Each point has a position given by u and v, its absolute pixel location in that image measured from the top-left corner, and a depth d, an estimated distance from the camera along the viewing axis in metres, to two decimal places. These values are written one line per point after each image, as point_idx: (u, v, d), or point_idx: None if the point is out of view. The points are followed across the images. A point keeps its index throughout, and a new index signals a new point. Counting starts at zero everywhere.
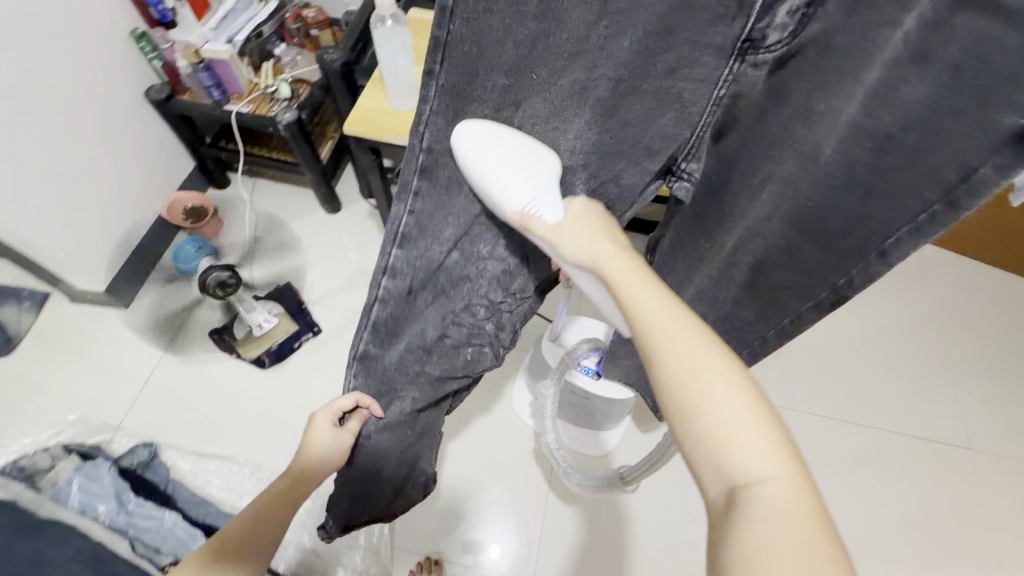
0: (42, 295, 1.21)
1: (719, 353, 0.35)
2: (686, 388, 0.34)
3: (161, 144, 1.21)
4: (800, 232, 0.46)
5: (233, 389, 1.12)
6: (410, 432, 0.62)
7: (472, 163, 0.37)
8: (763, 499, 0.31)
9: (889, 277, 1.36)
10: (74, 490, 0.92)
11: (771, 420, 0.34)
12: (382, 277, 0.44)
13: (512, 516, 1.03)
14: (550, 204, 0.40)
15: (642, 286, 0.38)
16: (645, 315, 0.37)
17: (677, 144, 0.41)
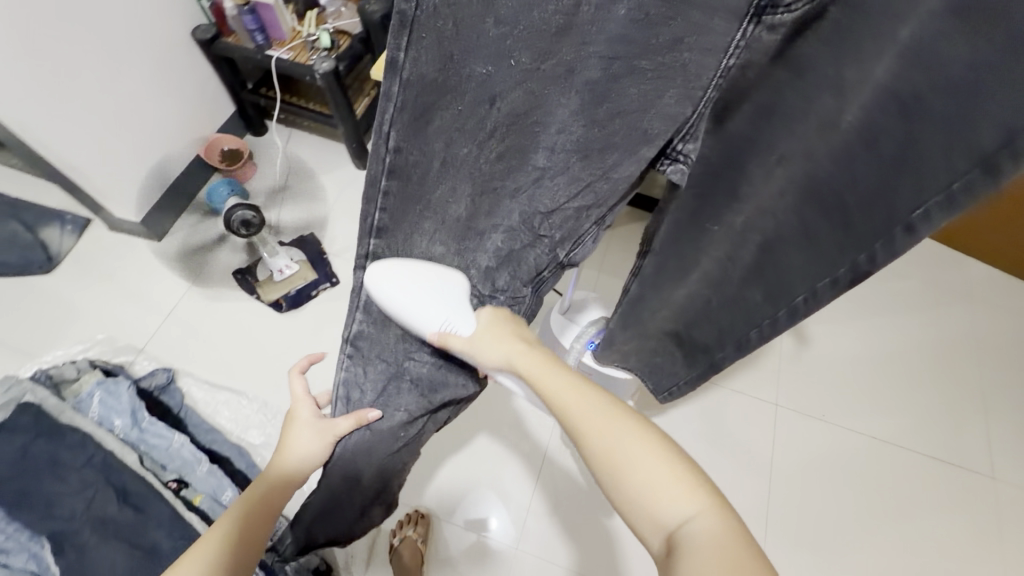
0: (84, 222, 1.28)
1: (621, 418, 0.44)
2: (606, 460, 0.42)
3: (204, 86, 1.24)
4: (802, 220, 0.41)
5: (250, 328, 1.16)
6: (396, 443, 0.66)
7: (394, 288, 0.46)
8: (692, 539, 0.38)
9: (929, 291, 1.29)
10: (94, 402, 0.96)
11: (678, 463, 0.42)
12: (362, 268, 0.46)
13: (506, 481, 1.05)
14: (463, 321, 0.50)
15: (552, 373, 0.47)
16: (558, 399, 0.46)
17: (671, 132, 0.40)
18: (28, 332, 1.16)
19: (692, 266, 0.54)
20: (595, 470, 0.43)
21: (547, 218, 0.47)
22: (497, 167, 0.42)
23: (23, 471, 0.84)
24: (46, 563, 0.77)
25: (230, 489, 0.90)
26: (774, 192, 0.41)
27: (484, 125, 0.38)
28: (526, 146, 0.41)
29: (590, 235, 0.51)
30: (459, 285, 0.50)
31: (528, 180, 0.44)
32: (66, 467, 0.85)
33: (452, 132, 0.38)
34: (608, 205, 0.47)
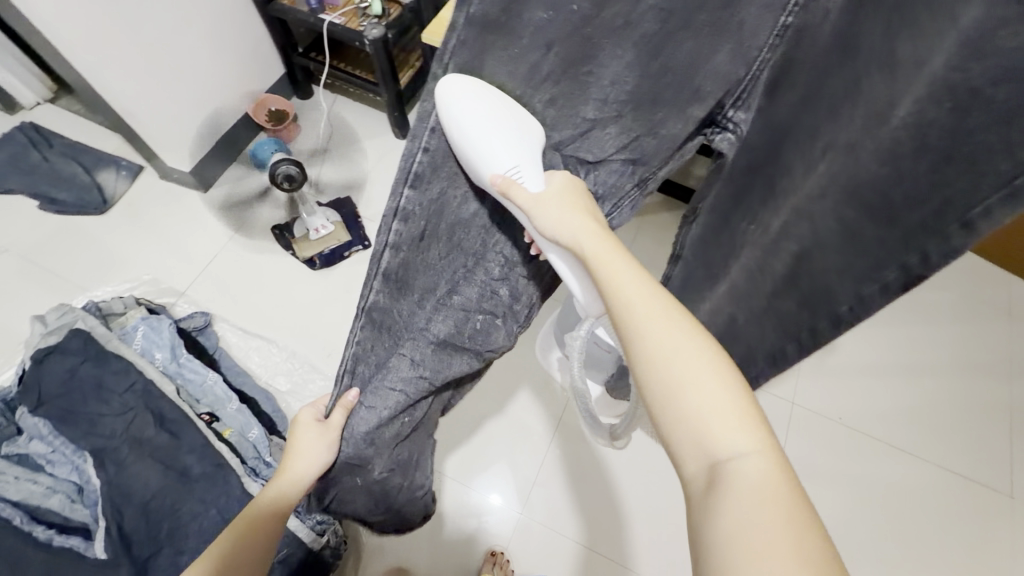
0: (137, 168, 1.34)
1: (692, 328, 0.38)
2: (666, 367, 0.36)
3: (258, 45, 1.28)
4: (843, 224, 0.37)
5: (285, 282, 1.21)
6: (403, 428, 0.61)
7: (457, 124, 0.36)
8: (744, 475, 0.33)
9: (965, 305, 1.26)
10: (138, 335, 1.02)
11: (744, 394, 0.36)
12: (393, 220, 0.39)
13: (521, 450, 1.08)
14: (531, 173, 0.41)
15: (623, 268, 0.40)
16: (625, 294, 0.39)
17: (724, 93, 0.38)
18: (82, 267, 1.23)
19: (716, 272, 0.54)
20: (639, 376, 0.38)
21: (592, 171, 0.44)
22: (546, 114, 0.39)
23: (70, 391, 0.92)
24: (85, 474, 0.86)
25: (256, 428, 0.94)
26: (798, 204, 0.39)
27: (536, 73, 0.35)
28: (575, 96, 0.37)
29: (629, 199, 0.48)
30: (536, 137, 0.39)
31: (573, 135, 0.41)
32: (109, 391, 0.91)
33: (502, 74, 0.35)
34: (654, 164, 0.45)
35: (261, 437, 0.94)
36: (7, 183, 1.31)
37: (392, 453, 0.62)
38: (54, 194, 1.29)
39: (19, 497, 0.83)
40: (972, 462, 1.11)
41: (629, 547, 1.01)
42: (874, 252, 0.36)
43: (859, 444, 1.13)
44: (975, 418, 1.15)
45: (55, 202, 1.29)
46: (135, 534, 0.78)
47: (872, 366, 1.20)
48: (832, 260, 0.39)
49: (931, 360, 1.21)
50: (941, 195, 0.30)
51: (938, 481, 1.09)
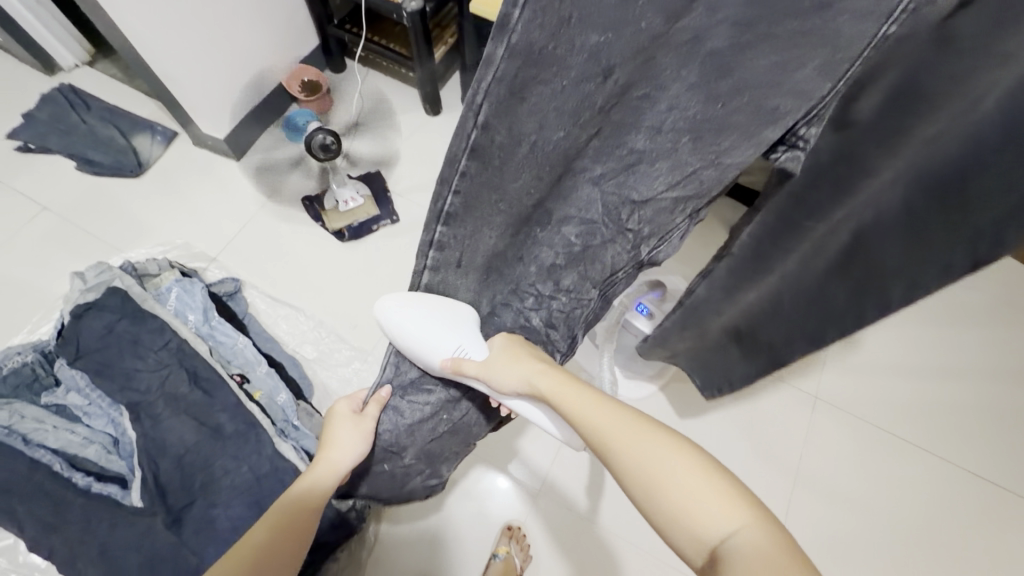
0: (172, 134, 1.35)
1: (646, 429, 0.43)
2: (638, 473, 0.41)
3: (294, 16, 1.27)
4: (907, 210, 0.36)
5: (314, 252, 1.22)
6: (440, 429, 0.62)
7: (401, 329, 0.50)
8: (736, 552, 0.35)
9: (1001, 310, 1.23)
10: (172, 297, 1.03)
11: (714, 471, 0.40)
12: (429, 249, 0.43)
13: (542, 427, 1.09)
14: (473, 345, 0.50)
15: (577, 397, 0.47)
16: (581, 418, 0.46)
17: (797, 114, 0.33)
18: (118, 228, 1.25)
19: (767, 269, 0.50)
20: (622, 486, 0.42)
21: (636, 210, 0.41)
22: (590, 145, 0.38)
23: (107, 346, 0.94)
24: (121, 427, 0.89)
25: (284, 393, 0.96)
26: (873, 198, 0.38)
27: (589, 104, 0.34)
28: (625, 123, 0.36)
29: (677, 232, 0.44)
30: (468, 318, 0.51)
31: (618, 166, 0.39)
32: (145, 348, 0.93)
33: (544, 111, 0.34)
34: (707, 198, 0.40)
35: (289, 401, 0.95)
36: (45, 144, 1.33)
37: (423, 446, 0.64)
38: (90, 155, 1.31)
39: (58, 445, 0.86)
40: (996, 468, 1.10)
41: (646, 526, 1.02)
42: (936, 240, 0.36)
43: (880, 442, 1.12)
44: (1003, 425, 1.13)
45: (92, 164, 1.31)
46: (170, 486, 0.82)
47: (901, 368, 1.18)
48: (893, 246, 0.40)
49: (963, 365, 1.18)
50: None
51: (960, 485, 1.08)
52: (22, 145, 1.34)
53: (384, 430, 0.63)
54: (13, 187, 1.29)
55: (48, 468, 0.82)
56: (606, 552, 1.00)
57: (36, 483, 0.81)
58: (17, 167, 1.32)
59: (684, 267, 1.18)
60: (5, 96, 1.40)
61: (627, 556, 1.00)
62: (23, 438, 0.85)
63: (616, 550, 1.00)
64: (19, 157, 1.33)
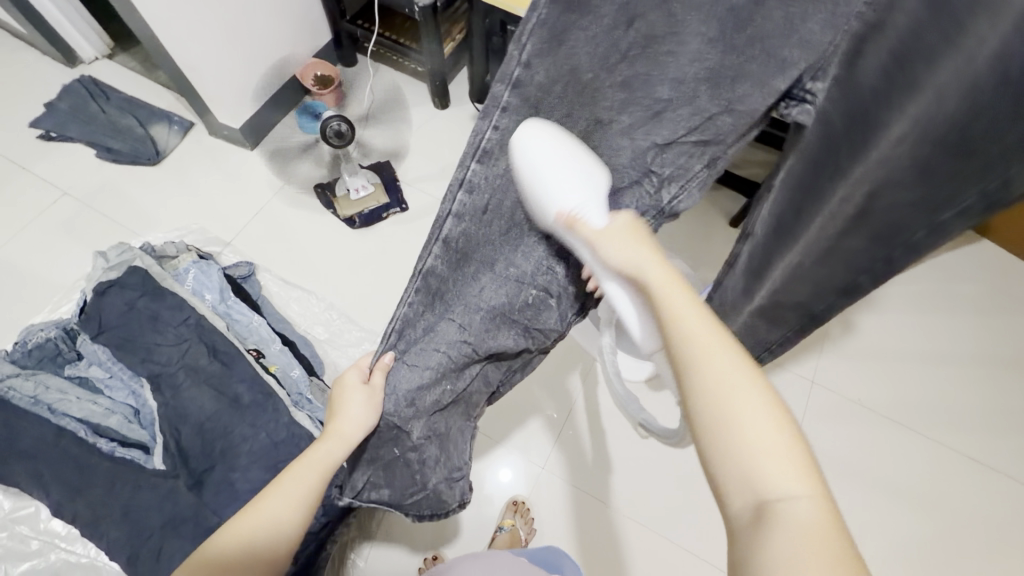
0: (189, 124, 1.40)
1: (747, 368, 0.39)
2: (720, 399, 0.38)
3: (310, 11, 1.31)
4: (918, 167, 0.34)
5: (325, 238, 1.26)
6: (447, 396, 0.60)
7: (530, 161, 0.44)
8: (791, 516, 0.33)
9: (995, 300, 1.26)
10: (189, 277, 1.07)
11: (796, 441, 0.37)
12: (459, 189, 0.47)
13: (546, 408, 1.12)
14: (596, 211, 0.48)
15: (687, 304, 0.42)
16: (683, 322, 0.41)
17: (802, 66, 0.38)
18: (135, 212, 1.30)
19: (788, 244, 0.48)
20: (691, 405, 0.39)
21: (660, 152, 0.47)
22: (616, 95, 0.43)
23: (129, 321, 0.97)
24: (142, 398, 0.93)
25: (298, 368, 1.00)
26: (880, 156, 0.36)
27: (616, 50, 0.39)
28: (650, 77, 0.41)
29: (697, 180, 0.51)
30: (602, 180, 0.48)
31: (645, 116, 0.44)
32: (165, 323, 0.97)
33: (582, 55, 0.39)
34: (726, 144, 0.47)
35: (303, 376, 0.99)
36: (66, 132, 1.37)
37: (429, 421, 0.60)
38: (110, 143, 1.35)
39: (82, 415, 0.90)
40: (988, 452, 1.13)
41: (647, 505, 1.05)
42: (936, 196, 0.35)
43: (874, 424, 1.15)
44: (999, 412, 1.16)
45: (111, 152, 1.35)
46: (190, 452, 0.86)
47: (897, 356, 1.21)
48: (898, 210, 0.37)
49: (959, 354, 1.21)
50: None
51: (953, 468, 1.11)
52: (44, 133, 1.38)
53: (389, 404, 0.59)
54: (35, 173, 1.34)
55: (74, 435, 0.87)
56: (610, 529, 1.03)
57: (62, 449, 0.86)
58: (39, 155, 1.36)
59: (684, 256, 1.22)
60: (28, 86, 1.45)
61: (627, 535, 1.03)
62: (49, 408, 0.90)
63: (621, 527, 1.03)
64: (41, 145, 1.37)
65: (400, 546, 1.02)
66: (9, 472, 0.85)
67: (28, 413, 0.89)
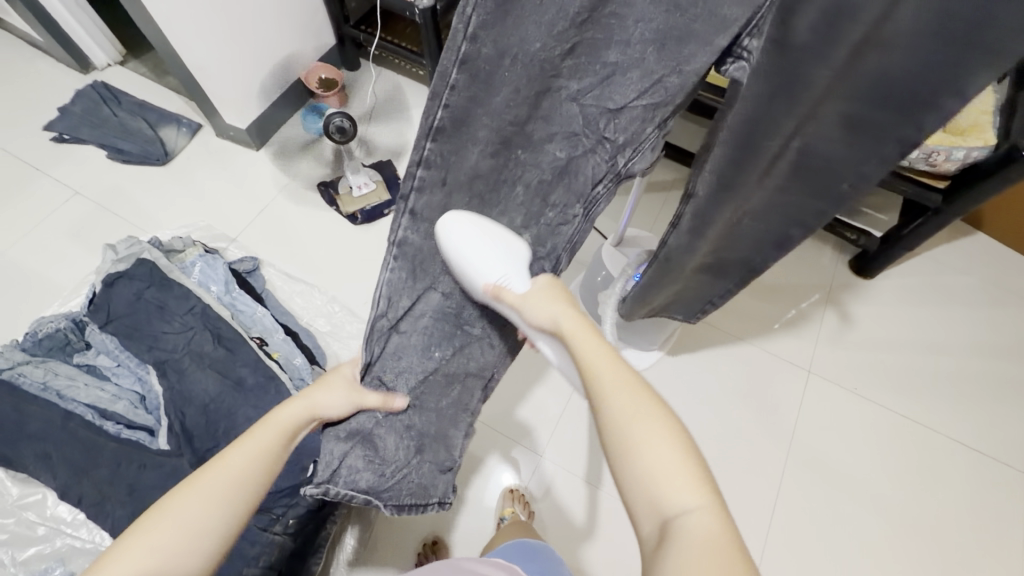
0: (197, 126, 1.44)
1: (643, 396, 0.50)
2: (623, 437, 0.48)
3: (315, 16, 1.35)
4: (846, 119, 0.43)
5: (329, 234, 1.29)
6: (434, 355, 0.69)
7: (454, 241, 0.60)
8: (687, 528, 0.43)
9: (990, 291, 1.28)
10: (195, 270, 1.10)
11: (691, 459, 0.47)
12: (418, 166, 0.54)
13: (544, 397, 1.15)
14: (517, 280, 0.62)
15: (594, 346, 0.55)
16: (588, 364, 0.54)
17: (740, 22, 0.43)
18: (142, 211, 1.33)
19: (729, 191, 0.57)
20: (605, 440, 0.50)
21: (613, 118, 0.54)
22: (567, 62, 0.49)
23: (136, 311, 1.00)
24: (147, 385, 0.96)
25: (300, 356, 1.02)
26: (824, 114, 0.43)
27: (563, 14, 0.44)
28: (597, 43, 0.48)
29: (648, 143, 0.57)
30: (521, 248, 0.63)
31: (597, 81, 0.51)
32: (171, 312, 1.00)
33: (531, 29, 0.45)
34: (673, 105, 0.52)
35: (304, 364, 1.01)
36: (79, 135, 1.42)
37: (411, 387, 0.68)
38: (120, 145, 1.40)
39: (90, 400, 0.93)
40: (986, 440, 1.13)
41: None
42: (865, 144, 0.44)
43: (871, 413, 1.16)
44: (994, 402, 1.16)
45: (121, 153, 1.39)
46: (194, 432, 0.88)
47: (893, 348, 1.22)
48: (840, 154, 0.46)
49: (953, 343, 1.22)
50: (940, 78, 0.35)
51: (951, 457, 1.11)
52: (57, 136, 1.43)
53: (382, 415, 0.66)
54: (48, 174, 1.38)
55: (82, 418, 0.90)
56: (612, 514, 1.05)
57: (69, 431, 0.88)
58: (52, 157, 1.40)
59: None
60: (44, 92, 1.50)
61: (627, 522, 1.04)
62: (58, 394, 0.92)
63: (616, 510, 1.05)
64: (54, 147, 1.42)
65: (399, 533, 1.04)
66: (18, 454, 0.87)
67: (38, 398, 0.91)
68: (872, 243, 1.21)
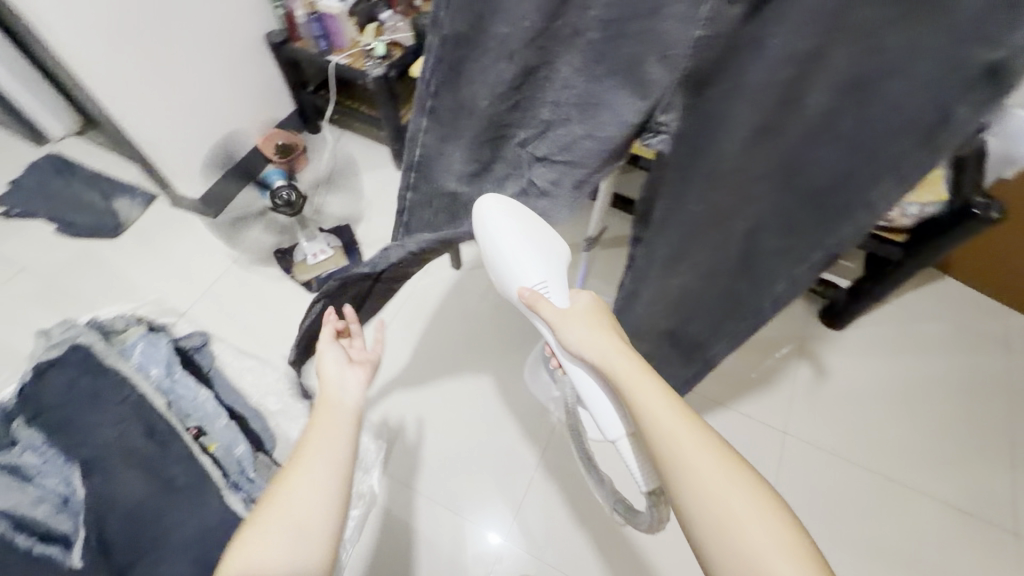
0: (151, 196, 1.41)
1: (724, 458, 0.46)
2: (714, 508, 0.44)
3: (268, 86, 1.37)
4: (778, 208, 0.43)
5: (284, 304, 1.25)
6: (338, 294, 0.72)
7: (488, 218, 0.53)
8: None
9: (965, 337, 1.25)
10: (136, 351, 1.06)
11: (784, 524, 0.44)
12: (408, 189, 0.61)
13: (507, 472, 1.08)
14: (558, 290, 0.57)
15: (654, 396, 0.49)
16: (656, 423, 0.48)
17: (649, 102, 0.42)
18: (89, 288, 1.28)
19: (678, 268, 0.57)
20: (692, 512, 0.45)
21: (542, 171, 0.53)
22: (512, 116, 0.50)
23: (68, 402, 0.94)
24: (75, 484, 0.86)
25: (242, 445, 0.99)
26: (761, 201, 0.44)
27: (500, 76, 0.47)
28: (534, 99, 0.48)
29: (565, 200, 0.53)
30: (561, 253, 0.58)
31: (535, 135, 0.51)
32: (106, 400, 0.94)
33: (478, 84, 0.48)
34: (594, 168, 0.50)
35: (246, 453, 0.98)
36: (29, 210, 1.39)
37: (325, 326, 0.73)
38: (71, 218, 1.36)
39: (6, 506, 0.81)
40: (973, 498, 1.08)
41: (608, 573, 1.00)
42: (800, 242, 0.44)
43: (850, 475, 1.10)
44: (983, 459, 1.11)
45: (72, 226, 1.36)
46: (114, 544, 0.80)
47: (869, 403, 1.18)
48: (776, 241, 0.46)
49: (930, 390, 1.19)
50: (853, 180, 0.37)
51: (941, 520, 1.06)
52: (7, 212, 1.39)
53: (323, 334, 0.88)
54: None
55: None
56: None
57: None
58: None
59: None
60: None
61: None
62: None
63: None
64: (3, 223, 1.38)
65: None
66: None
67: None
68: (840, 295, 1.19)
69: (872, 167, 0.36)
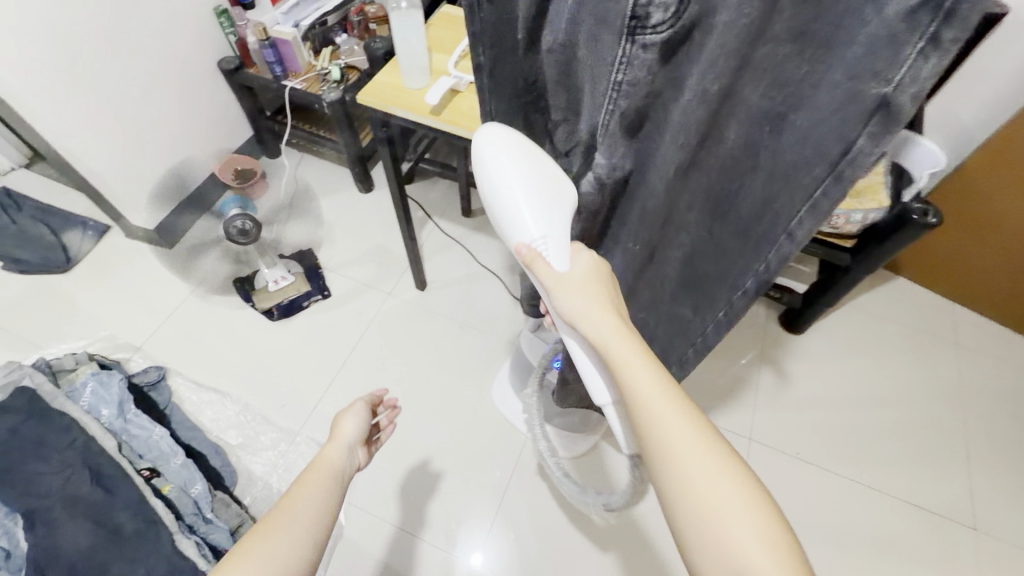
0: (104, 228, 1.37)
1: (720, 455, 0.38)
2: (700, 510, 0.37)
3: (224, 113, 1.37)
4: (708, 233, 0.49)
5: (244, 333, 1.22)
6: None
7: (486, 157, 0.46)
8: None
9: (919, 334, 1.29)
10: (86, 391, 1.02)
11: (781, 536, 0.36)
12: None
13: (476, 495, 1.06)
14: (558, 248, 0.45)
15: (648, 377, 0.40)
16: (644, 408, 0.39)
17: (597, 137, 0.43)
18: (36, 326, 1.23)
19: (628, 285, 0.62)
20: (673, 509, 0.38)
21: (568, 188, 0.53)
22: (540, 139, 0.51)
23: (11, 448, 0.89)
24: (16, 538, 0.82)
25: (199, 484, 0.96)
26: (693, 227, 0.50)
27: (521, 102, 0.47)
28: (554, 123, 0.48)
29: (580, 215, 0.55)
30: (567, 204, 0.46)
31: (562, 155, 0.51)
32: (51, 447, 0.90)
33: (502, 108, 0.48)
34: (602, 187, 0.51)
35: (203, 492, 0.95)
36: None
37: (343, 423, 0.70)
38: (17, 254, 1.31)
39: None
40: (934, 492, 1.10)
41: None
42: (730, 264, 0.50)
43: (817, 478, 1.12)
44: (940, 452, 1.15)
45: (18, 262, 1.30)
46: None
47: (832, 404, 1.20)
48: (710, 261, 0.52)
49: (889, 389, 1.22)
50: (771, 207, 0.42)
51: (904, 517, 1.08)
52: None
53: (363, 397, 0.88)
54: None
55: None
56: None
57: None
58: None
59: None
60: None
61: None
62: None
63: None
64: None
65: None
66: None
67: None
68: (795, 300, 1.22)
69: (779, 194, 0.40)
